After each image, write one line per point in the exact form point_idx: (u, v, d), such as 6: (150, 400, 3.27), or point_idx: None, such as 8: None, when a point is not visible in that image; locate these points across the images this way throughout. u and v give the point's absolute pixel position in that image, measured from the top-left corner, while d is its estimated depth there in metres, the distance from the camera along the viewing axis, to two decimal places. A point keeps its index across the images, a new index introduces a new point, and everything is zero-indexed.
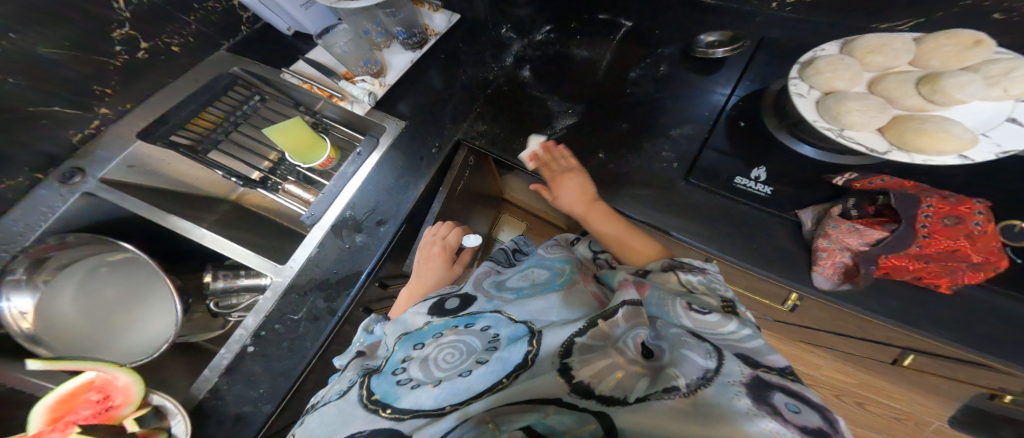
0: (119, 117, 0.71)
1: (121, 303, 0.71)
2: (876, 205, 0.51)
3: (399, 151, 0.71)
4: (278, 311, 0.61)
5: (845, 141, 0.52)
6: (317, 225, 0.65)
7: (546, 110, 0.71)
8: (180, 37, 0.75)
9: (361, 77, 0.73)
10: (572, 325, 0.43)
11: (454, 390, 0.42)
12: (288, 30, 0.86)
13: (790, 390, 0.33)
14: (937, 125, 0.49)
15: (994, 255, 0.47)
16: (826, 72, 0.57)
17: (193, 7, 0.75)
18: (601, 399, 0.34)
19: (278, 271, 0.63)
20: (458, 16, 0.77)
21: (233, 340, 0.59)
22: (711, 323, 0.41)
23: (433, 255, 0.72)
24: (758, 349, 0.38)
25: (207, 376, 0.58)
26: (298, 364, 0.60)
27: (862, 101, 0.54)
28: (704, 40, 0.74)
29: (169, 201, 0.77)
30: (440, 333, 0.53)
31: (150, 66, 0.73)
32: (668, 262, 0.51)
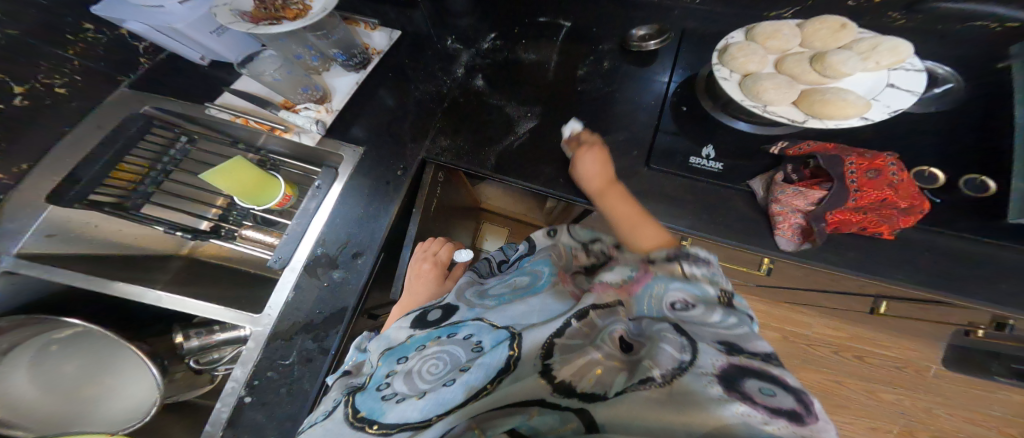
0: (18, 181, 0.63)
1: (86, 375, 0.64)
2: (809, 167, 0.59)
3: (363, 179, 0.69)
4: (267, 359, 0.59)
5: (770, 116, 0.57)
6: (288, 267, 0.63)
7: (504, 116, 0.71)
8: (60, 77, 0.66)
9: (304, 105, 0.72)
10: (550, 325, 0.45)
11: (440, 400, 0.41)
12: (203, 60, 0.80)
13: (765, 374, 0.33)
14: (838, 95, 0.55)
15: (917, 200, 0.54)
16: (740, 57, 0.61)
17: (67, 39, 0.66)
18: (581, 396, 0.34)
19: (256, 321, 0.61)
20: (398, 33, 0.80)
21: (227, 393, 0.57)
22: (695, 315, 0.43)
23: (424, 272, 0.70)
24: (739, 339, 0.39)
25: (209, 431, 0.55)
26: (302, 407, 0.56)
27: (774, 81, 0.58)
28: (636, 35, 0.77)
29: (104, 266, 0.68)
30: (424, 345, 0.52)
31: (39, 116, 0.64)
32: (674, 251, 0.53)
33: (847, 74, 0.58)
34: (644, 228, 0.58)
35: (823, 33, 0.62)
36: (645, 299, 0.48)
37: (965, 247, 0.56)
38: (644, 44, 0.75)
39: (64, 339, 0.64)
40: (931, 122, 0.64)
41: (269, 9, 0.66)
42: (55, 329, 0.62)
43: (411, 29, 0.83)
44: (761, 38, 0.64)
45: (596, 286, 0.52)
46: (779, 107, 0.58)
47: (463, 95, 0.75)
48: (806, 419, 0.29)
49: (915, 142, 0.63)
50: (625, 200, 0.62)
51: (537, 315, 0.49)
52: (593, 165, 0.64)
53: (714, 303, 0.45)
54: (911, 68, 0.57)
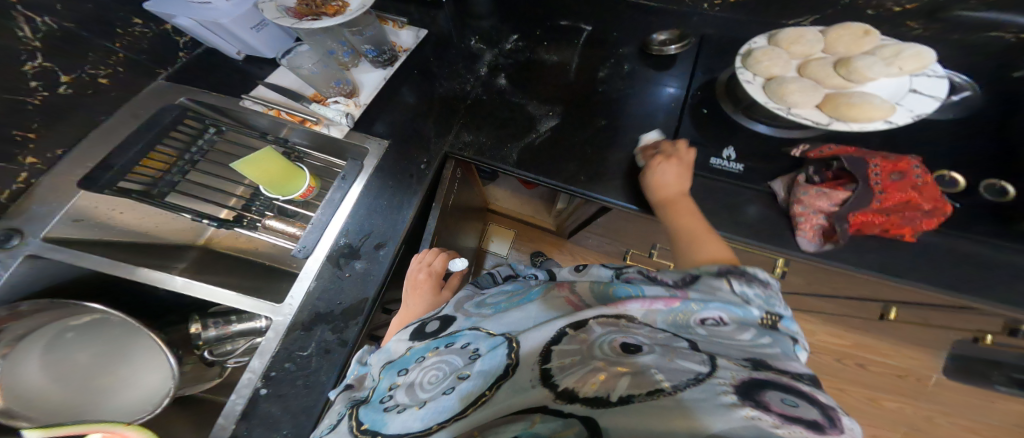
0: (50, 167, 0.65)
1: (100, 365, 0.62)
2: (832, 169, 0.59)
3: (386, 173, 0.70)
4: (285, 350, 0.58)
5: (795, 118, 0.58)
6: (311, 257, 0.64)
7: (527, 114, 0.72)
8: (106, 68, 0.71)
9: (334, 99, 0.72)
10: (546, 329, 0.45)
11: (440, 409, 0.41)
12: (239, 54, 0.82)
13: (789, 387, 0.34)
14: (863, 98, 0.56)
15: (939, 203, 0.55)
16: (765, 60, 0.61)
17: (117, 33, 0.71)
18: (583, 400, 0.34)
19: (276, 310, 0.61)
20: (424, 31, 0.83)
21: (243, 385, 0.56)
22: (725, 333, 0.42)
23: (420, 283, 0.69)
24: (765, 355, 0.38)
25: (221, 425, 0.54)
26: (318, 400, 0.55)
27: (799, 84, 0.59)
28: (657, 39, 0.78)
29: (128, 255, 0.69)
30: (423, 357, 0.51)
31: (76, 103, 0.68)
32: (727, 267, 0.48)
33: (871, 78, 0.59)
34: (703, 253, 0.53)
35: (847, 38, 0.63)
36: (670, 318, 0.44)
37: (991, 255, 0.55)
38: (664, 49, 0.76)
39: (81, 326, 0.64)
40: (950, 131, 0.64)
41: (311, 5, 0.67)
42: (73, 316, 0.63)
43: (435, 32, 0.85)
44: (783, 43, 0.65)
45: (620, 303, 0.47)
46: (804, 109, 0.58)
47: (487, 94, 0.76)
48: (828, 429, 0.30)
49: (937, 149, 0.63)
50: (689, 213, 0.58)
51: (535, 320, 0.49)
52: (671, 176, 0.59)
53: (754, 324, 0.43)
54: (933, 75, 0.59)
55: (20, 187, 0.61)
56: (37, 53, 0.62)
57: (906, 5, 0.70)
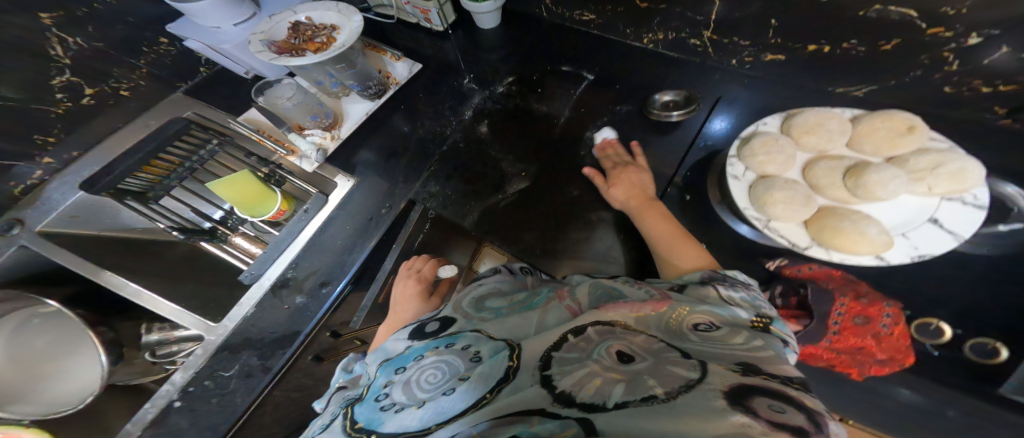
0: (64, 166, 0.67)
1: (45, 359, 0.60)
2: (798, 296, 0.51)
3: (348, 212, 0.69)
4: (209, 368, 0.56)
5: (770, 234, 0.49)
6: (257, 283, 0.63)
7: (498, 172, 0.70)
8: (129, 82, 0.75)
9: (311, 131, 0.74)
10: (547, 335, 0.41)
11: (438, 410, 0.37)
12: (248, 74, 0.85)
13: (779, 392, 0.29)
14: (853, 224, 0.46)
15: (902, 353, 0.48)
16: (760, 154, 0.53)
17: (142, 51, 0.77)
18: (580, 406, 0.31)
19: (210, 329, 0.59)
20: (419, 65, 0.79)
21: (159, 394, 0.53)
22: (718, 337, 0.37)
23: (406, 293, 0.60)
24: (760, 361, 0.34)
25: (126, 430, 0.51)
26: (226, 420, 0.52)
27: (788, 192, 0.50)
28: (659, 100, 0.71)
29: (110, 253, 0.67)
30: (422, 355, 0.45)
31: (97, 115, 0.71)
32: (709, 274, 0.46)
33: (881, 199, 0.48)
34: (689, 252, 0.50)
35: (880, 135, 0.51)
36: (663, 322, 0.40)
37: None
38: (665, 114, 0.68)
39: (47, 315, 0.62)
40: None
41: (299, 40, 0.69)
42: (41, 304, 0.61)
43: (434, 62, 0.82)
44: (794, 130, 0.55)
45: (607, 306, 0.43)
46: (785, 225, 0.50)
47: (465, 142, 0.73)
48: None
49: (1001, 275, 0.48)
50: (667, 218, 0.55)
51: (538, 325, 0.44)
52: (627, 191, 0.58)
53: (745, 327, 0.38)
54: (971, 202, 0.45)
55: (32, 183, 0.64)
56: (66, 69, 0.67)
57: (997, 85, 0.52)
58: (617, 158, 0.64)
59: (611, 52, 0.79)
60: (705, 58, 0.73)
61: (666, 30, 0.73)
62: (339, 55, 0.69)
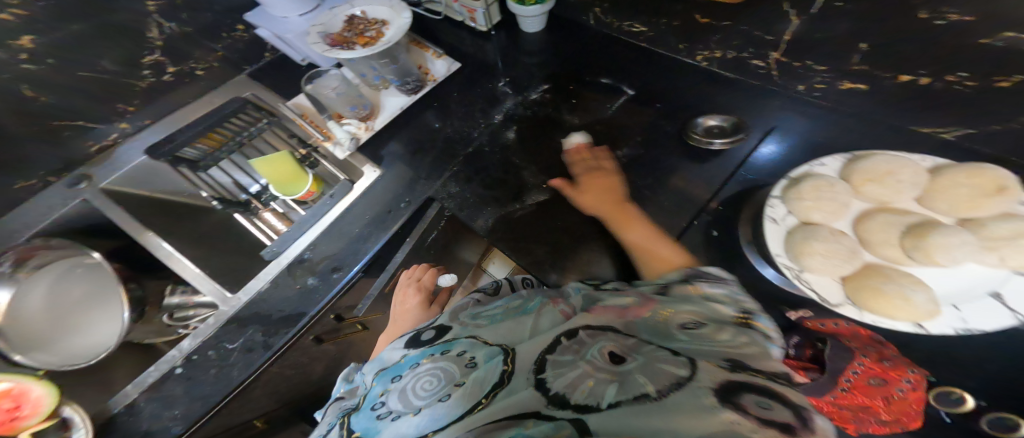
0: (136, 132, 0.75)
1: (82, 307, 0.66)
2: (814, 349, 0.47)
3: (369, 202, 0.68)
4: (215, 338, 0.57)
5: (798, 284, 0.46)
6: (276, 261, 0.64)
7: (519, 180, 0.68)
8: (203, 63, 0.80)
9: (348, 120, 0.74)
10: (540, 338, 0.41)
11: (434, 417, 0.37)
12: (304, 62, 0.83)
13: (763, 388, 0.29)
14: (897, 288, 0.42)
15: (908, 416, 0.46)
16: (808, 200, 0.49)
17: (220, 36, 0.81)
18: (574, 409, 0.30)
19: (225, 300, 0.60)
20: (458, 65, 0.79)
21: (164, 359, 0.55)
22: (704, 334, 0.37)
23: (407, 298, 0.71)
24: (745, 357, 0.34)
25: (127, 392, 0.53)
26: (218, 392, 0.53)
27: (830, 244, 0.46)
28: (703, 124, 0.66)
29: (156, 216, 0.72)
30: (418, 362, 0.45)
31: (172, 89, 0.78)
32: (689, 272, 0.48)
33: (943, 265, 0.43)
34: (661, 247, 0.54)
35: (960, 192, 0.45)
36: (648, 324, 0.40)
37: None
38: (704, 141, 0.63)
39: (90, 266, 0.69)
40: None
41: (350, 33, 0.71)
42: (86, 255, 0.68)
43: (474, 63, 0.81)
44: (855, 177, 0.50)
45: (595, 309, 0.44)
46: (818, 276, 0.46)
47: (491, 146, 0.71)
48: (806, 432, 0.25)
49: None
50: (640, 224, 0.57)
51: (532, 330, 0.44)
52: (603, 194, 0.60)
53: (728, 323, 0.39)
54: None
55: (108, 144, 0.72)
56: (157, 49, 0.75)
57: None
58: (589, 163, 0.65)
59: (660, 68, 0.74)
60: (769, 82, 0.65)
61: (724, 48, 0.66)
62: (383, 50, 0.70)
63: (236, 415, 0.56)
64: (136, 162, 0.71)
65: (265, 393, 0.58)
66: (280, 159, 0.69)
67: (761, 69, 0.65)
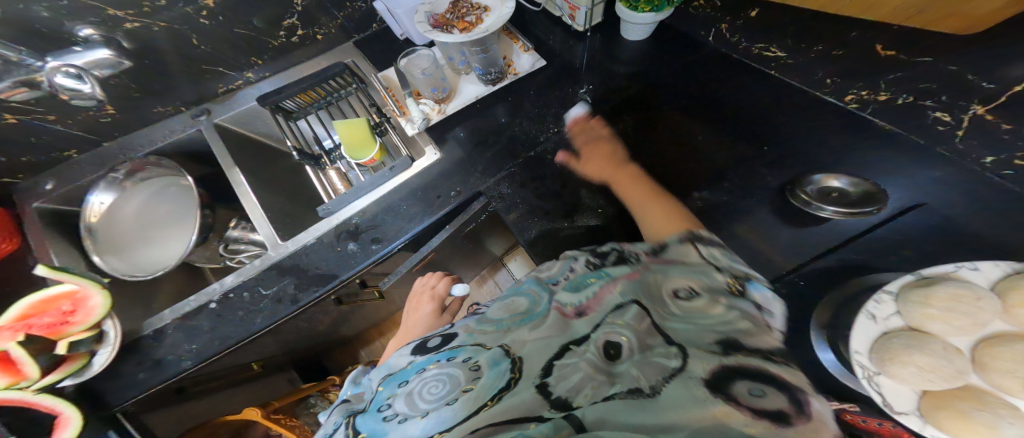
0: (258, 81, 0.81)
1: (166, 222, 0.76)
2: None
3: (422, 184, 0.66)
4: (255, 281, 0.60)
5: (868, 386, 0.44)
6: (326, 219, 0.64)
7: (576, 198, 0.62)
8: (324, 29, 0.80)
9: (424, 100, 0.73)
10: (542, 338, 0.39)
11: (441, 420, 0.35)
12: (401, 36, 0.82)
13: (757, 373, 0.33)
14: (987, 417, 0.40)
15: None
16: (935, 308, 0.43)
17: (345, 5, 0.78)
18: (573, 408, 0.32)
19: (275, 246, 0.63)
20: (543, 63, 0.74)
21: (205, 291, 0.60)
22: (699, 305, 0.40)
23: (421, 305, 0.66)
24: (740, 333, 0.37)
25: (163, 315, 0.58)
26: (239, 335, 0.57)
27: (931, 359, 0.42)
28: (818, 181, 0.55)
29: (245, 152, 0.78)
30: (424, 367, 0.41)
31: (298, 47, 0.81)
32: (686, 235, 0.50)
33: None
34: (666, 209, 0.55)
35: None
36: (643, 290, 0.42)
37: None
38: (817, 206, 0.53)
39: (184, 188, 0.79)
40: None
41: (452, 16, 0.68)
42: (183, 178, 0.78)
43: (562, 64, 0.75)
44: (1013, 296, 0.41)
45: (589, 306, 0.41)
46: (893, 383, 0.43)
47: (554, 155, 0.66)
48: (793, 420, 0.29)
49: None
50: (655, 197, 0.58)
51: (541, 335, 0.39)
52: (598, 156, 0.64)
53: (724, 292, 0.42)
54: None
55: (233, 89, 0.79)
56: (296, 15, 0.75)
57: None
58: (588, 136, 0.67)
59: (783, 105, 0.63)
60: (941, 143, 0.52)
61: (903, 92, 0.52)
62: (479, 39, 0.68)
63: (247, 355, 0.61)
64: (247, 106, 0.78)
65: (278, 339, 0.62)
66: (356, 123, 0.68)
67: (939, 126, 0.51)
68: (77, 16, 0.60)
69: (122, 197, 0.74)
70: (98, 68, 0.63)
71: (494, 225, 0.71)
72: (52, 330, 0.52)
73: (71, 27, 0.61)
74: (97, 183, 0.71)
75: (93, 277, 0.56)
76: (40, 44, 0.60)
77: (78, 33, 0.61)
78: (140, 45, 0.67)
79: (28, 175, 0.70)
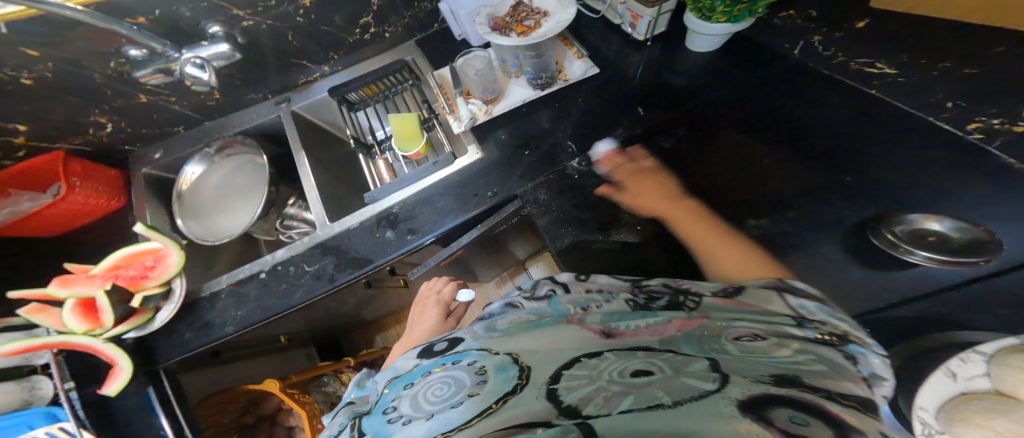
0: (331, 74, 0.87)
1: (239, 194, 0.82)
2: None
3: (461, 181, 0.68)
4: (301, 257, 0.65)
5: None
6: (370, 206, 0.68)
7: (614, 211, 0.59)
8: (394, 27, 0.85)
9: (473, 99, 0.74)
10: (559, 355, 0.38)
11: (443, 420, 0.34)
12: (459, 36, 0.85)
13: (812, 409, 0.29)
14: None
15: None
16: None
17: (414, 5, 0.81)
18: (584, 416, 0.30)
19: (323, 226, 0.68)
20: (596, 70, 0.71)
21: (258, 262, 0.66)
22: (760, 350, 0.36)
23: (425, 308, 0.69)
24: (805, 373, 0.33)
25: (220, 280, 0.65)
26: (279, 306, 0.62)
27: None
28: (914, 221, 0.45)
29: (311, 136, 0.85)
30: (429, 370, 0.43)
31: (369, 43, 0.86)
32: (774, 283, 0.45)
33: None
34: (735, 247, 0.51)
35: None
36: (694, 339, 0.38)
37: None
38: (905, 249, 0.44)
39: (258, 164, 0.85)
40: None
41: (511, 19, 0.69)
42: (257, 155, 0.84)
43: (617, 72, 0.72)
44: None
45: (621, 335, 0.40)
46: None
47: (595, 166, 0.64)
48: None
49: None
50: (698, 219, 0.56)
51: (552, 347, 0.40)
52: (654, 190, 0.59)
53: (794, 339, 0.37)
54: None
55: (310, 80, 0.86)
56: (371, 13, 0.80)
57: None
58: (635, 166, 0.63)
59: (874, 128, 0.54)
60: None
61: None
62: (534, 43, 0.68)
63: (285, 326, 0.67)
64: (318, 96, 0.85)
65: (313, 314, 0.67)
66: (407, 119, 0.73)
67: None
68: (209, 14, 0.69)
69: (208, 169, 0.83)
70: (217, 60, 0.72)
71: (519, 230, 0.72)
72: (135, 282, 0.61)
73: (204, 26, 0.70)
74: (193, 156, 0.82)
75: (176, 239, 0.64)
76: (182, 39, 0.71)
77: (207, 30, 0.70)
78: (250, 40, 0.75)
79: (142, 145, 0.83)
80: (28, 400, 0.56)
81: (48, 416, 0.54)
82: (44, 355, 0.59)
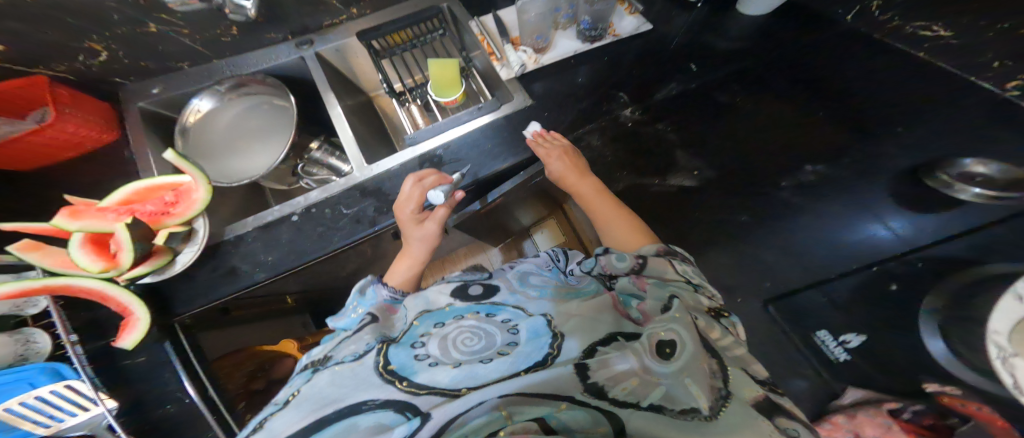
0: (358, 17, 0.80)
1: (252, 136, 0.76)
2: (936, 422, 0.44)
3: (507, 129, 0.65)
4: (336, 198, 0.60)
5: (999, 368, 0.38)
6: (411, 148, 0.63)
7: None
8: None
9: (524, 47, 0.70)
10: (587, 328, 0.40)
11: (472, 375, 0.36)
12: None
13: (787, 412, 0.34)
14: None
15: None
16: None
17: None
18: (612, 401, 0.33)
19: (361, 167, 0.63)
20: (649, 27, 0.69)
21: (289, 203, 0.60)
22: (712, 330, 0.41)
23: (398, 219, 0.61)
24: (745, 363, 0.40)
25: (246, 222, 0.58)
26: (319, 250, 0.58)
27: None
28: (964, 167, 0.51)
29: (335, 80, 0.80)
30: (463, 315, 0.44)
31: None
32: (662, 249, 0.51)
33: None
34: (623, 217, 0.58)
35: None
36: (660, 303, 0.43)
37: None
38: (959, 187, 0.50)
39: (277, 107, 0.78)
40: None
41: None
42: (278, 97, 0.77)
43: (672, 25, 0.70)
44: None
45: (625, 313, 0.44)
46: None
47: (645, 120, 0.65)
48: None
49: None
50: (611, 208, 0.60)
51: (582, 317, 0.42)
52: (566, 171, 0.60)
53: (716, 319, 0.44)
54: None
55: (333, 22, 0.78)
56: None
57: None
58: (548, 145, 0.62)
59: (914, 91, 0.58)
60: None
61: None
62: None
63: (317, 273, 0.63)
64: (343, 40, 0.78)
65: (347, 261, 0.64)
66: (448, 63, 0.68)
67: None
68: None
69: (219, 107, 0.76)
70: None
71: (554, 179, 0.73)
72: (155, 218, 0.54)
73: None
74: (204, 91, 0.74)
75: (204, 171, 0.56)
76: None
77: None
78: None
79: (136, 79, 0.74)
80: (23, 355, 0.45)
81: (54, 373, 0.44)
82: (41, 301, 0.48)
